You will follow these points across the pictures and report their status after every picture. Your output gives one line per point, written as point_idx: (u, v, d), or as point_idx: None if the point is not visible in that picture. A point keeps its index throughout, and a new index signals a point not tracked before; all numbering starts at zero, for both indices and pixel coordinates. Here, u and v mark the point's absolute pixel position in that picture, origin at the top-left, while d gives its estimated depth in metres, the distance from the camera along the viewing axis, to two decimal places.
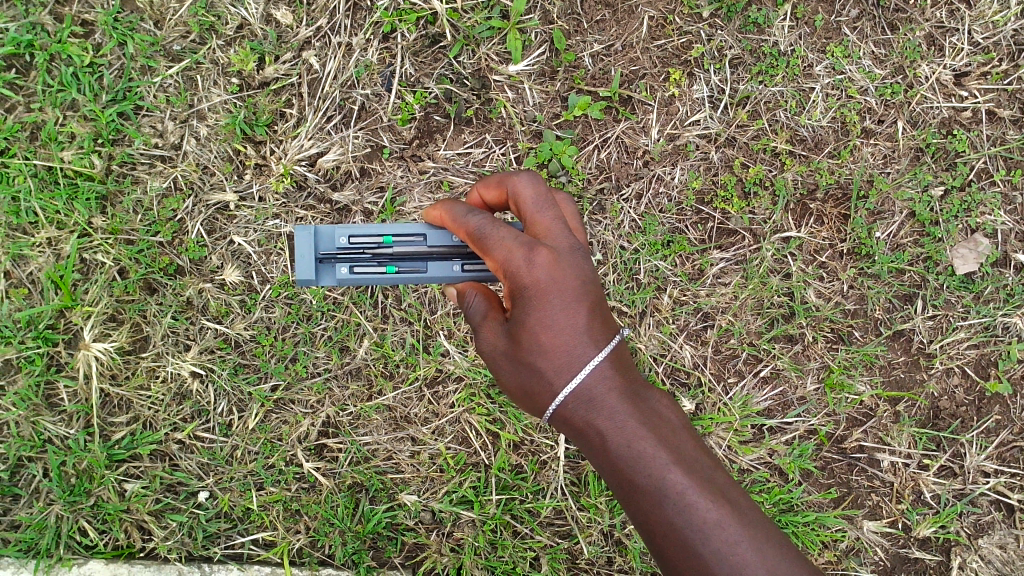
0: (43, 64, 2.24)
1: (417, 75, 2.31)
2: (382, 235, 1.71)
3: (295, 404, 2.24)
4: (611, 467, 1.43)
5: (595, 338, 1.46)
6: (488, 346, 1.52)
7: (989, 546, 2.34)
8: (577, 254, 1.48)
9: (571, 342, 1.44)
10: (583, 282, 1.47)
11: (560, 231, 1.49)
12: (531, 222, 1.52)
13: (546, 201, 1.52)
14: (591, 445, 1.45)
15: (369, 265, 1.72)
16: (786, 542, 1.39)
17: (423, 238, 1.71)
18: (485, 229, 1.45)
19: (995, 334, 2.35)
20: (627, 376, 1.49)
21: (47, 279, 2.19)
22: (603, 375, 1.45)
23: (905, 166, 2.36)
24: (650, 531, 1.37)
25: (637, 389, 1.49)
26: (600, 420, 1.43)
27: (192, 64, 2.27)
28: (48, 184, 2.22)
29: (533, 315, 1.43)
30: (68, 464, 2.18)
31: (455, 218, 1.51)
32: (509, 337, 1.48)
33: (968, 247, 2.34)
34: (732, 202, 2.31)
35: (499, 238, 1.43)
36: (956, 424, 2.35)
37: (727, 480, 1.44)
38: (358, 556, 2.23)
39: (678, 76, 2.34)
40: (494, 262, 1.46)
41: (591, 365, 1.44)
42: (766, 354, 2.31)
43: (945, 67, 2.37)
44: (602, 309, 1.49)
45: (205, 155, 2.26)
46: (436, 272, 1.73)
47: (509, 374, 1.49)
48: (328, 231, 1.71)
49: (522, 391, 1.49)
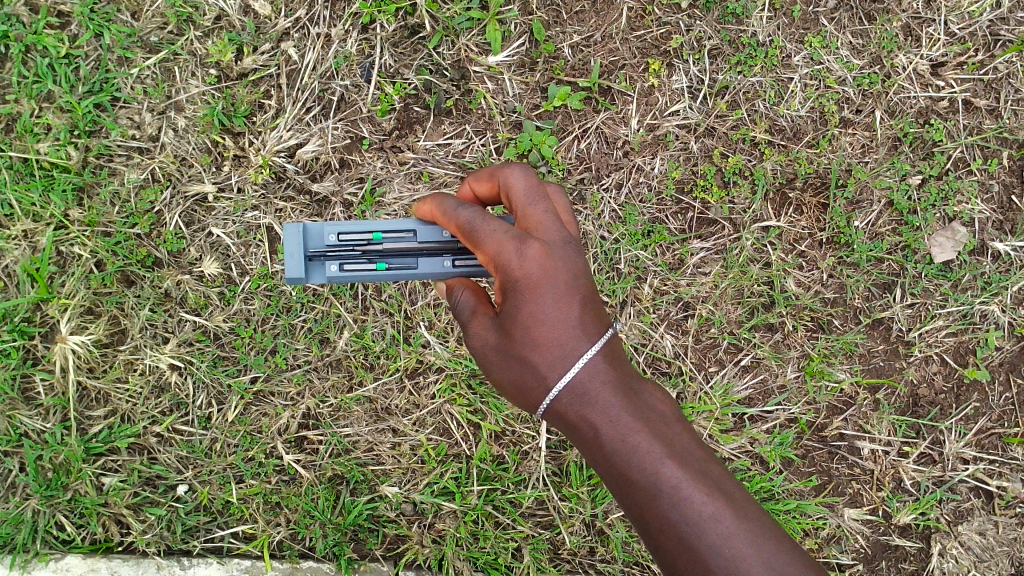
0: (18, 55, 2.21)
1: (397, 66, 2.31)
2: (371, 232, 1.69)
3: (275, 397, 2.23)
4: (605, 462, 1.40)
5: (588, 332, 1.44)
6: (478, 342, 1.50)
7: (969, 533, 2.35)
8: (568, 248, 1.47)
9: (564, 336, 1.42)
10: (574, 276, 1.45)
11: (552, 224, 1.48)
12: (523, 215, 1.51)
13: (537, 194, 1.51)
14: (584, 440, 1.42)
15: (359, 263, 1.69)
16: (786, 535, 1.36)
17: (414, 234, 1.70)
18: (476, 222, 1.44)
19: (973, 322, 2.36)
20: (620, 369, 1.45)
21: (23, 272, 2.17)
22: (596, 369, 1.42)
23: (883, 155, 2.37)
24: (646, 527, 1.34)
25: (630, 382, 1.45)
26: (593, 415, 1.40)
27: (170, 55, 2.26)
28: (24, 175, 2.20)
29: (524, 308, 1.41)
30: (44, 459, 2.16)
31: (446, 213, 1.51)
32: (500, 331, 1.46)
33: (946, 235, 2.36)
34: (711, 191, 2.32)
35: (490, 231, 1.42)
36: (935, 411, 2.36)
37: (724, 473, 1.41)
38: (339, 548, 2.21)
39: (658, 67, 2.34)
40: (484, 255, 1.44)
41: (584, 358, 1.42)
42: (746, 343, 2.32)
43: (921, 58, 2.39)
44: (594, 302, 1.48)
45: (183, 146, 2.24)
46: (427, 268, 1.72)
47: (500, 369, 1.47)
48: (316, 229, 1.68)
49: (514, 387, 1.47)
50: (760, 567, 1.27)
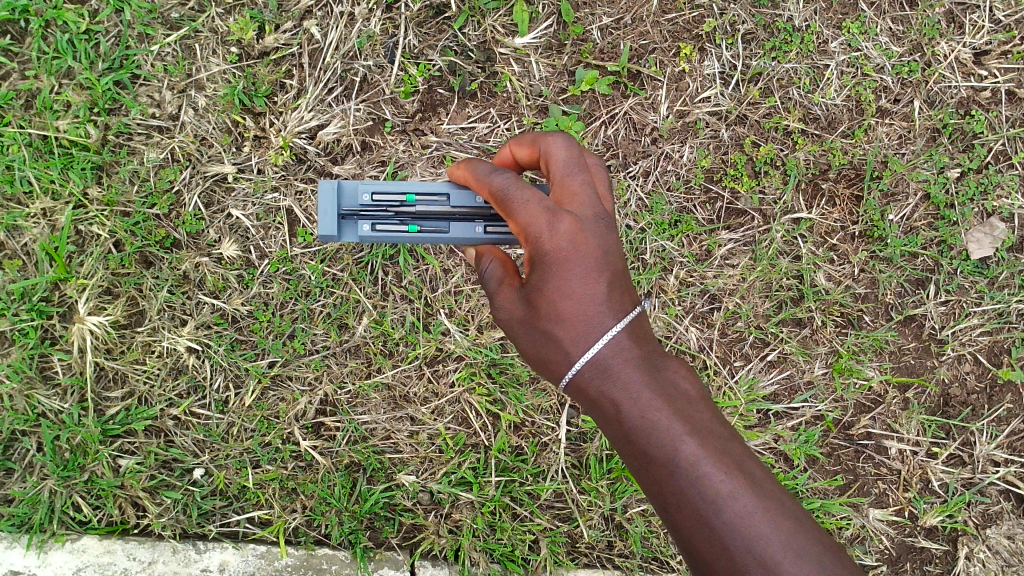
0: (39, 30, 2.18)
1: (421, 47, 2.25)
2: (404, 193, 1.64)
3: (293, 382, 2.21)
4: (625, 439, 1.34)
5: (615, 307, 1.38)
6: (504, 313, 1.44)
7: (997, 537, 2.28)
8: (602, 223, 1.40)
9: (591, 312, 1.36)
10: (606, 251, 1.39)
11: (587, 198, 1.41)
12: (559, 186, 1.44)
13: (575, 163, 1.44)
14: (605, 417, 1.36)
15: (390, 223, 1.64)
16: (809, 519, 1.29)
17: (447, 197, 1.65)
18: (510, 189, 1.37)
19: (1008, 321, 2.29)
20: (646, 347, 1.39)
21: (42, 251, 2.15)
22: (622, 346, 1.36)
23: (921, 146, 2.29)
24: (664, 506, 1.28)
25: (655, 359, 1.39)
26: (616, 392, 1.35)
27: (191, 32, 2.22)
28: (42, 153, 2.17)
29: (552, 283, 1.36)
30: (62, 439, 2.15)
31: (478, 177, 1.43)
32: (526, 303, 1.40)
33: (983, 230, 2.28)
34: (741, 180, 2.26)
35: (523, 200, 1.36)
36: (966, 412, 2.29)
37: (749, 455, 1.34)
38: (355, 536, 2.18)
39: (689, 51, 2.27)
40: (517, 226, 1.38)
41: (609, 335, 1.36)
42: (774, 337, 2.26)
43: (964, 45, 2.30)
44: (624, 278, 1.42)
45: (203, 126, 2.21)
46: (457, 233, 1.65)
47: (524, 342, 1.42)
48: (351, 188, 1.65)
49: (538, 361, 1.42)
50: (779, 550, 1.20)
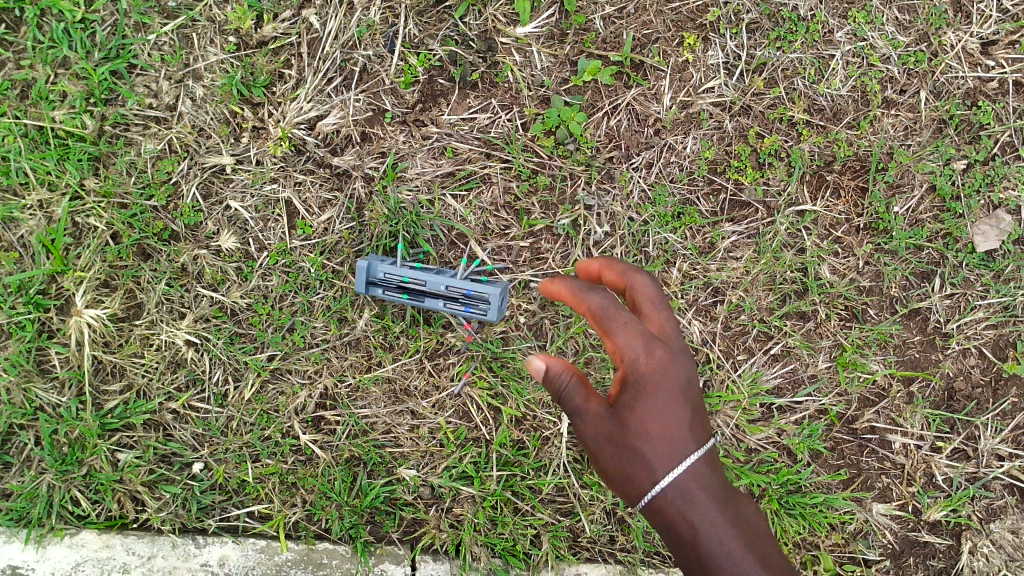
0: (34, 19, 2.15)
1: (421, 36, 2.22)
2: (398, 277, 2.03)
3: (292, 375, 2.19)
4: (698, 561, 1.47)
5: (697, 439, 1.55)
6: (589, 430, 1.56)
7: (1001, 532, 2.26)
8: (685, 358, 1.61)
9: (677, 435, 1.52)
10: (688, 388, 1.58)
11: (672, 334, 1.63)
12: (648, 320, 1.65)
13: (662, 304, 1.67)
14: (679, 539, 1.49)
15: (390, 292, 2.07)
16: None
17: (430, 284, 2.02)
18: (609, 308, 1.55)
19: (1014, 314, 2.26)
20: (719, 478, 1.56)
21: (39, 243, 2.12)
22: (699, 474, 1.52)
23: (927, 138, 2.26)
24: None
25: (729, 496, 1.54)
26: (694, 516, 1.48)
27: (188, 21, 2.18)
28: (39, 144, 2.15)
29: (644, 404, 1.53)
30: (60, 433, 2.13)
31: (576, 294, 1.61)
32: (616, 422, 1.54)
33: (989, 223, 2.24)
34: (745, 172, 2.23)
35: (624, 325, 1.54)
36: (971, 406, 2.27)
37: None
38: (356, 531, 2.17)
39: (693, 41, 2.24)
40: (613, 344, 1.56)
41: (691, 462, 1.52)
42: (777, 331, 2.25)
43: (972, 35, 2.26)
44: (701, 414, 1.60)
45: (201, 116, 2.18)
46: (430, 305, 2.05)
47: (608, 457, 1.55)
48: (366, 266, 2.06)
49: (620, 476, 1.55)
50: None
